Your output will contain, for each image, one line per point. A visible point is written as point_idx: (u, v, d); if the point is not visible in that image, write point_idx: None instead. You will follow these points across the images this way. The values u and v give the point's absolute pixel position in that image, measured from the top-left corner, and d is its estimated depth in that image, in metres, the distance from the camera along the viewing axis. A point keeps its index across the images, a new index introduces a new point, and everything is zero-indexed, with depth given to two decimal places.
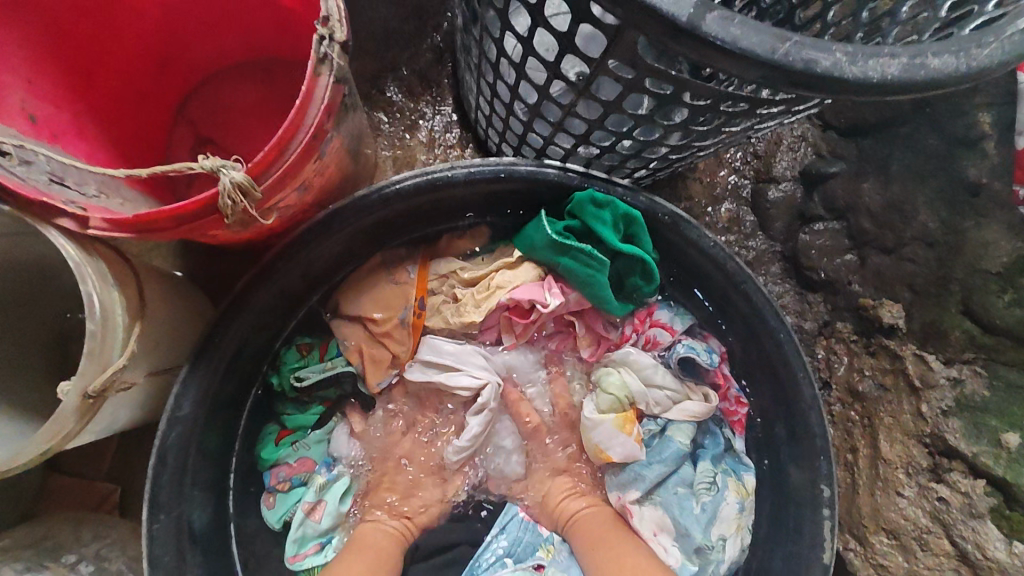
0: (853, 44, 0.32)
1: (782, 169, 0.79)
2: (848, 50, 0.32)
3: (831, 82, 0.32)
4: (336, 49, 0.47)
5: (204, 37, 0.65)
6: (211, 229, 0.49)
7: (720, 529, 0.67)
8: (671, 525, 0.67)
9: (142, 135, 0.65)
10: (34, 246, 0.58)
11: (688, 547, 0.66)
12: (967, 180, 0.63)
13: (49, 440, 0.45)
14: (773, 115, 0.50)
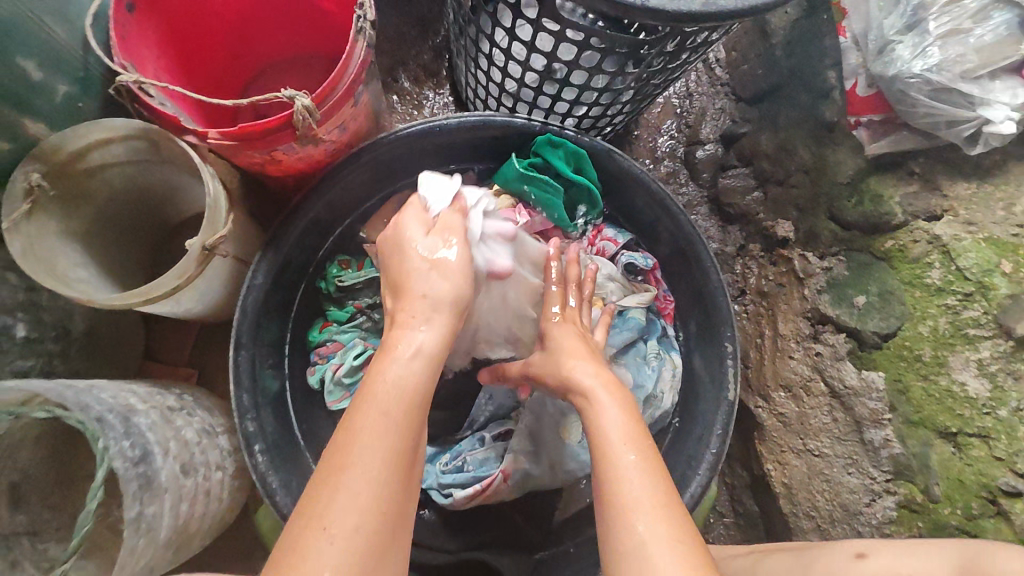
0: None
1: (707, 134, 1.01)
2: None
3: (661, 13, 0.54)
4: (367, 24, 0.68)
5: (264, 40, 0.86)
6: (279, 147, 0.71)
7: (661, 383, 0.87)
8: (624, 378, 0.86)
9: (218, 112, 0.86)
10: (151, 177, 0.78)
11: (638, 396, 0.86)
12: (824, 120, 0.83)
13: (175, 278, 0.66)
14: (662, 57, 0.71)
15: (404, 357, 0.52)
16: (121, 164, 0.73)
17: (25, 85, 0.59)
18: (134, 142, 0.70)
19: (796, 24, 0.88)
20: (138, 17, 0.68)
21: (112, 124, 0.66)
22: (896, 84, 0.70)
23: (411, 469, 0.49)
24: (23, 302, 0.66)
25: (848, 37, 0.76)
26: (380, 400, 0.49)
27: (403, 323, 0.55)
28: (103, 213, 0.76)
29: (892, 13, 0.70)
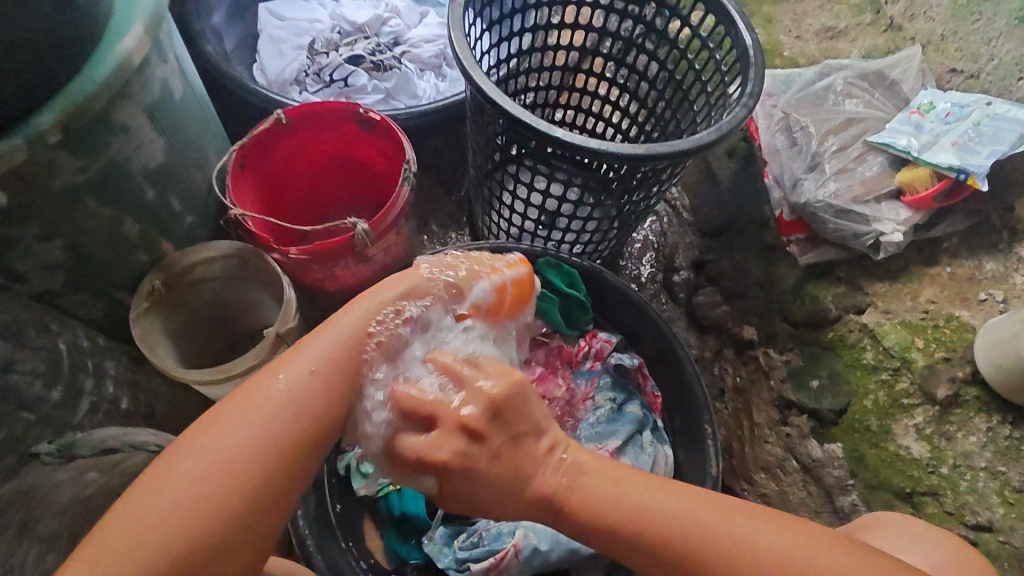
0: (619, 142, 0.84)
1: (680, 262, 1.19)
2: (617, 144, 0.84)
3: (614, 155, 0.84)
4: (412, 172, 0.93)
5: (328, 192, 1.12)
6: (338, 263, 0.94)
7: (656, 469, 0.95)
8: (621, 463, 0.96)
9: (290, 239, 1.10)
10: (235, 294, 0.98)
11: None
12: (767, 242, 1.06)
13: (254, 357, 0.84)
14: (625, 188, 0.98)
15: (351, 322, 0.60)
16: (214, 280, 0.94)
17: (168, 213, 0.83)
18: (230, 262, 0.92)
19: (737, 175, 1.14)
20: (245, 169, 0.95)
21: (216, 245, 0.89)
22: (811, 209, 0.93)
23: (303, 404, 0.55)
24: (127, 380, 0.83)
25: (770, 178, 1.00)
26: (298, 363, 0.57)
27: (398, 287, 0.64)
28: (193, 321, 0.97)
29: (798, 160, 0.97)
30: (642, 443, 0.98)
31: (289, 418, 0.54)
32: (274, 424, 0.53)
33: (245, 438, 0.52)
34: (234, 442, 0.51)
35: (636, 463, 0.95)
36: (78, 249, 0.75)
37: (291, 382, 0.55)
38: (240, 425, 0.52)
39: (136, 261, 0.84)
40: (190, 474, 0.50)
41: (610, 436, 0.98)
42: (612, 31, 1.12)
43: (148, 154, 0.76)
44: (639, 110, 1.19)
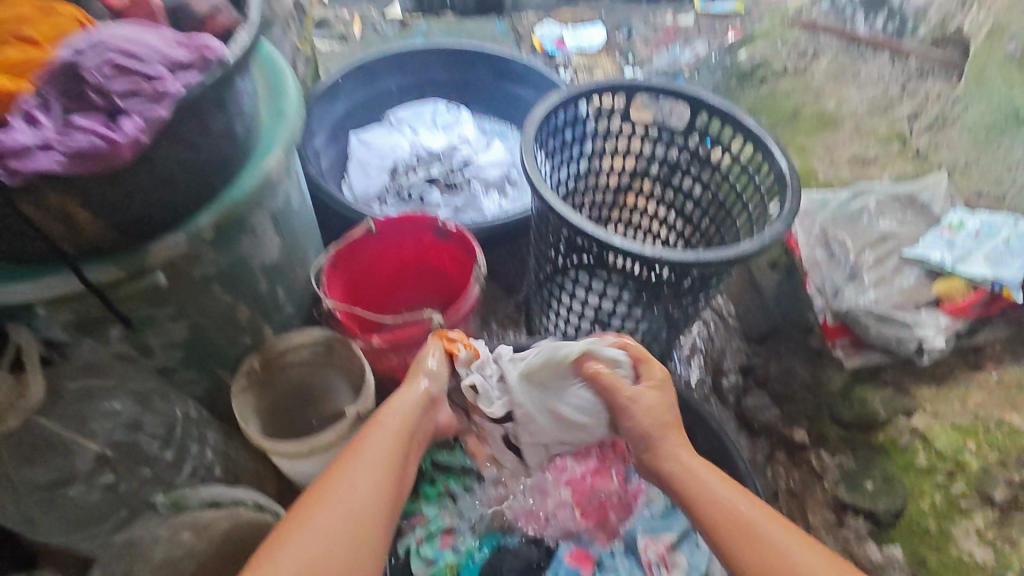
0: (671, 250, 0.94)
1: (729, 365, 1.23)
2: (670, 252, 0.94)
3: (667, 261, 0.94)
4: (483, 273, 1.05)
5: (402, 292, 1.24)
6: (412, 352, 1.04)
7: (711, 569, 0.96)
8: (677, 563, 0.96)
9: None
10: (316, 379, 1.08)
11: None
12: (813, 347, 1.12)
13: (333, 435, 0.92)
14: (677, 293, 1.06)
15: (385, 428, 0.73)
16: (302, 364, 1.05)
17: (273, 302, 0.96)
18: (317, 347, 1.03)
19: (780, 285, 1.21)
20: (337, 267, 1.09)
21: (310, 333, 1.02)
22: (853, 315, 0.99)
23: (370, 502, 0.65)
24: (221, 451, 0.92)
25: (813, 287, 1.06)
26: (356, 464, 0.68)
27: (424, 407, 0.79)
28: (276, 400, 1.06)
29: (839, 271, 1.04)
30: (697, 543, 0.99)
31: (389, 483, 0.68)
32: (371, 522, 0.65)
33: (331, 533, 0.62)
34: (340, 504, 0.64)
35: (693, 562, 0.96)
36: (201, 330, 0.88)
37: (364, 483, 0.66)
38: (340, 519, 0.63)
39: (242, 343, 0.95)
40: (317, 535, 0.61)
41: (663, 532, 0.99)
42: (659, 157, 1.27)
43: (268, 251, 0.90)
44: (685, 225, 1.31)
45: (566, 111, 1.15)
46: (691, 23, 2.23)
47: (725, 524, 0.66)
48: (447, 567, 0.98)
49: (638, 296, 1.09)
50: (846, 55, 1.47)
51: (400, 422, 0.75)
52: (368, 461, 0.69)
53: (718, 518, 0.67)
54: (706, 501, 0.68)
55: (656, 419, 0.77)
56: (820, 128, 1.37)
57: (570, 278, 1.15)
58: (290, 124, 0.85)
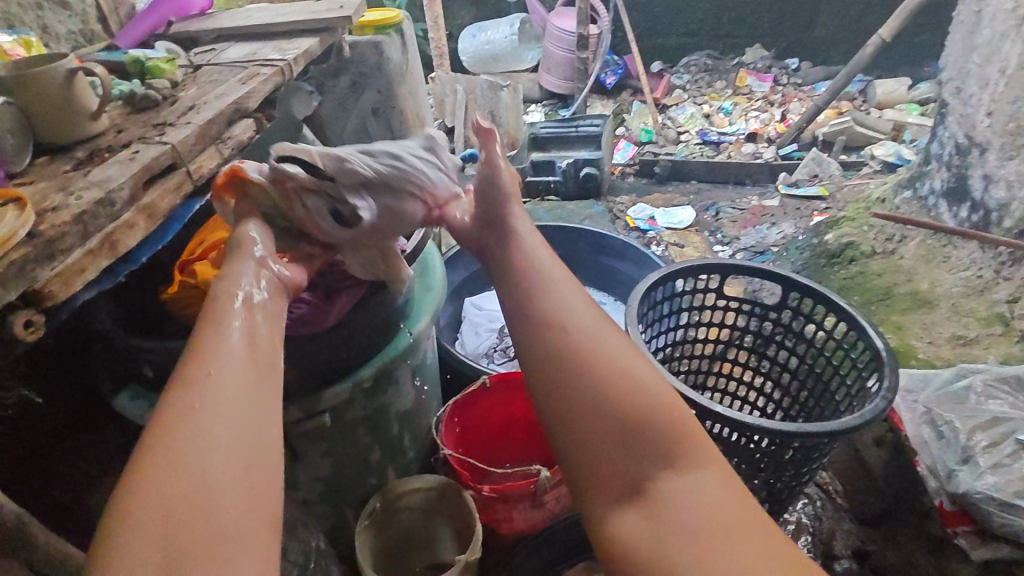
0: (770, 420, 0.99)
1: (840, 549, 1.20)
2: (770, 422, 0.99)
3: (766, 431, 0.98)
4: None
5: (507, 449, 1.34)
6: (516, 505, 1.12)
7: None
8: None
9: None
10: (423, 526, 1.15)
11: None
12: (931, 534, 1.08)
13: None
14: (777, 464, 1.08)
15: (229, 347, 0.60)
16: (413, 509, 1.13)
17: (399, 446, 1.09)
18: (429, 493, 1.12)
19: (890, 464, 1.19)
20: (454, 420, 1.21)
21: (427, 479, 1.12)
22: (972, 500, 0.97)
23: (251, 436, 0.54)
24: None
25: (924, 467, 1.07)
26: (207, 392, 0.55)
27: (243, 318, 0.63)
28: (387, 544, 1.13)
29: (949, 452, 1.03)
30: None
31: (255, 407, 0.56)
32: (260, 457, 0.53)
33: (187, 464, 0.49)
34: (215, 433, 0.52)
35: None
36: (341, 468, 1.00)
37: (228, 411, 0.54)
38: (204, 446, 0.51)
39: (370, 482, 1.08)
40: (206, 465, 0.50)
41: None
42: (753, 330, 1.35)
43: (404, 400, 1.04)
44: (782, 396, 1.34)
45: (667, 286, 1.27)
46: (777, 206, 2.41)
47: (563, 325, 0.69)
48: None
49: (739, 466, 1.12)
50: (932, 238, 1.55)
51: (251, 354, 0.61)
52: (227, 393, 0.55)
53: (553, 314, 0.70)
54: (529, 313, 0.71)
55: (518, 262, 0.78)
56: (915, 309, 1.43)
57: None
58: (434, 297, 1.04)
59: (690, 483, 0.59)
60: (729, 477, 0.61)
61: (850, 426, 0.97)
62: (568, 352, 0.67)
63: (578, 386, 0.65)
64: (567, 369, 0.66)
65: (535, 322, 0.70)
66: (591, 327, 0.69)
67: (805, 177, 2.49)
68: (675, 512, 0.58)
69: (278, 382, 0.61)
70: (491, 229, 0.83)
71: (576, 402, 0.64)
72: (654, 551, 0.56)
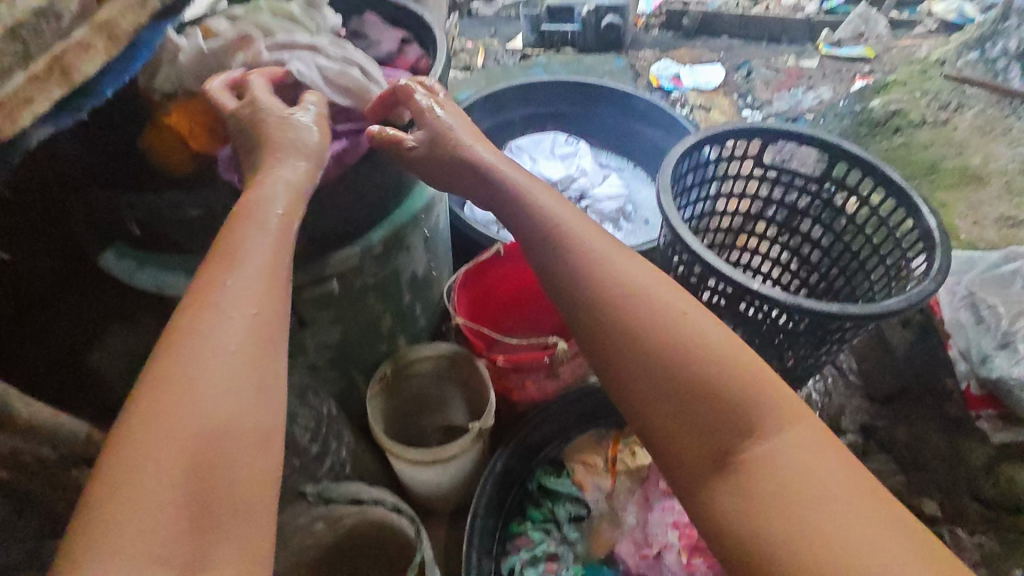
0: (807, 300, 0.92)
1: (848, 425, 1.16)
2: (806, 302, 0.92)
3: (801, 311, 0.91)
4: None
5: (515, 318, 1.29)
6: (530, 376, 1.10)
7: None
8: None
9: None
10: (433, 392, 1.13)
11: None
12: (949, 416, 1.06)
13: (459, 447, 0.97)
14: (804, 345, 1.03)
15: (234, 318, 0.54)
16: (423, 376, 1.11)
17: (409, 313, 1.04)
18: (442, 360, 1.09)
19: (913, 345, 1.15)
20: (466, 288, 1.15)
21: (435, 347, 1.08)
22: (1004, 384, 0.95)
23: (234, 433, 0.49)
24: (353, 450, 1.01)
25: (956, 350, 1.04)
26: (195, 378, 0.50)
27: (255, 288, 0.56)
28: (396, 408, 1.12)
29: (985, 336, 0.99)
30: None
31: (247, 397, 0.51)
32: (245, 445, 0.50)
33: (170, 467, 0.47)
34: (192, 428, 0.48)
35: None
36: (348, 335, 0.95)
37: (210, 393, 0.50)
38: (185, 445, 0.48)
39: (378, 350, 1.04)
40: (172, 464, 0.47)
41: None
42: (788, 203, 1.25)
43: (414, 267, 0.97)
44: (810, 274, 1.28)
45: (701, 152, 1.15)
46: (815, 67, 2.18)
47: (623, 296, 0.63)
48: None
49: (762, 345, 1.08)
50: (993, 108, 1.45)
51: (253, 323, 0.54)
52: (213, 376, 0.51)
53: (616, 292, 0.64)
54: (569, 282, 0.67)
55: (547, 232, 0.70)
56: (964, 186, 1.32)
57: None
58: None
59: (775, 442, 0.55)
60: (819, 428, 0.56)
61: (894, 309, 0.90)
62: (624, 345, 0.62)
63: (651, 392, 0.59)
64: (620, 346, 0.62)
65: (565, 288, 0.68)
66: (669, 307, 0.62)
67: (849, 36, 2.23)
68: (764, 470, 0.54)
69: (279, 355, 0.55)
70: (443, 167, 0.76)
71: (642, 386, 0.60)
72: (746, 526, 0.52)
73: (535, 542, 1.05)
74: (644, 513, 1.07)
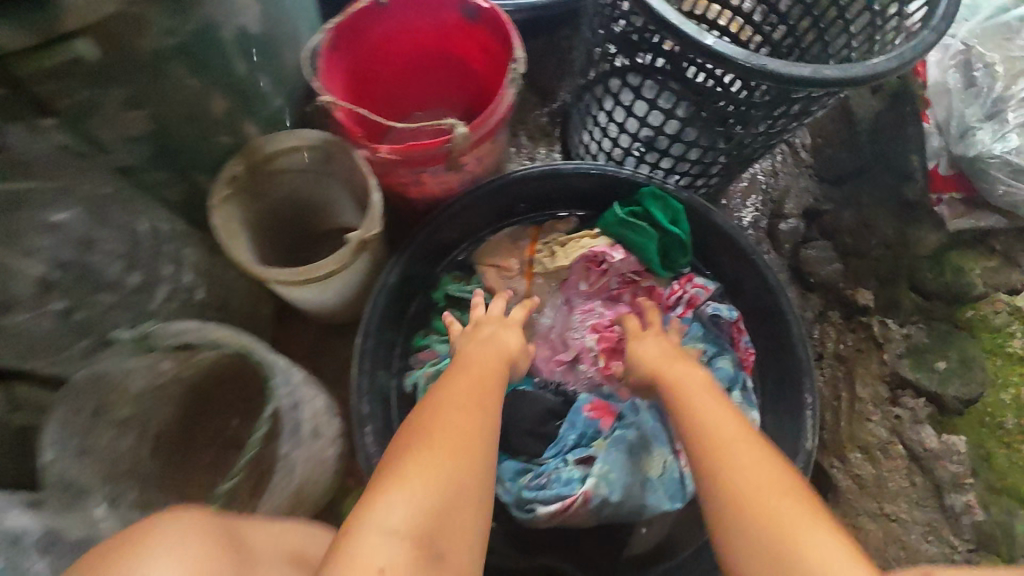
0: (785, 60, 0.66)
1: (790, 209, 1.04)
2: (783, 63, 0.66)
3: (773, 76, 0.66)
4: (520, 74, 0.81)
5: (413, 84, 1.05)
6: (427, 169, 0.84)
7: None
8: None
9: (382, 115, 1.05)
10: (311, 188, 0.92)
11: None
12: (907, 199, 0.93)
13: (335, 263, 0.78)
14: (766, 122, 0.81)
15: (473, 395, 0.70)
16: (293, 172, 0.88)
17: (252, 86, 0.77)
18: (313, 153, 0.85)
19: (880, 116, 0.97)
20: (337, 48, 0.88)
21: (302, 134, 0.83)
22: (978, 164, 0.85)
23: (448, 497, 0.58)
24: (204, 270, 0.81)
25: (931, 123, 0.90)
26: (458, 435, 0.64)
27: (490, 362, 0.78)
28: (267, 214, 0.91)
29: (972, 105, 0.87)
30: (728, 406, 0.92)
31: (466, 455, 0.62)
32: (439, 512, 0.57)
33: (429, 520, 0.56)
34: (422, 483, 0.58)
35: None
36: (161, 122, 0.70)
37: (411, 504, 0.57)
38: (424, 490, 0.58)
39: (219, 143, 0.79)
40: (393, 511, 0.55)
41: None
42: None
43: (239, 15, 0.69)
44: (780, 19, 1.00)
45: None
46: None
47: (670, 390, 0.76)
48: None
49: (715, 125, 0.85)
50: None
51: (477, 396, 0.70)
52: (436, 444, 0.62)
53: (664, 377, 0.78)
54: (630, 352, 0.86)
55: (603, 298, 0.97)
56: None
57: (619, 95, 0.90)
58: None
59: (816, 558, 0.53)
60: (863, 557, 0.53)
61: (894, 70, 0.67)
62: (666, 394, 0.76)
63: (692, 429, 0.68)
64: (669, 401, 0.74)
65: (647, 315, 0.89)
66: (726, 420, 0.67)
67: None
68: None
69: (492, 421, 0.68)
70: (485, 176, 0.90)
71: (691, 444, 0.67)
72: None
73: (441, 356, 0.94)
74: (563, 316, 0.97)
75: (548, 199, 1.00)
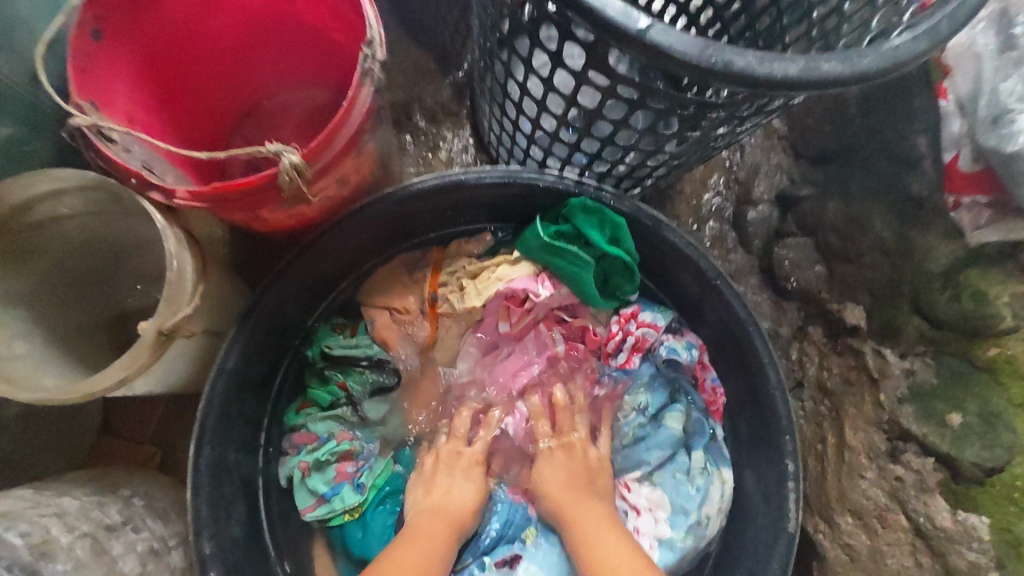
0: (762, 51, 0.42)
1: (760, 192, 0.88)
2: (758, 55, 0.42)
3: (746, 78, 0.42)
4: (377, 65, 0.57)
5: (259, 74, 0.77)
6: (263, 207, 0.61)
7: (710, 506, 0.72)
8: (659, 501, 0.73)
9: (209, 137, 0.77)
10: (113, 231, 0.68)
11: (677, 523, 0.72)
12: (911, 194, 0.70)
13: (125, 369, 0.55)
14: (729, 122, 0.58)
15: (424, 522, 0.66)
16: (72, 217, 0.65)
17: None
18: (91, 193, 0.62)
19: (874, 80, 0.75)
20: (110, 43, 0.60)
21: (61, 174, 0.59)
22: (1016, 164, 0.57)
23: None
24: None
25: (952, 101, 0.64)
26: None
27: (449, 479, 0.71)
28: (56, 277, 0.67)
29: (1012, 75, 0.58)
30: (688, 472, 0.74)
31: None
32: None
33: None
34: None
35: (678, 502, 0.73)
36: None
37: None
38: None
39: None
40: None
41: (636, 458, 0.76)
42: None
43: None
44: None
45: None
46: None
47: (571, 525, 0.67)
48: (345, 513, 0.71)
49: (658, 125, 0.61)
50: None
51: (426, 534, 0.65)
52: None
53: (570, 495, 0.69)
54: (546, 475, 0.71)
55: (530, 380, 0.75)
56: None
57: (521, 84, 0.65)
58: None
59: None
60: None
61: (920, 57, 0.44)
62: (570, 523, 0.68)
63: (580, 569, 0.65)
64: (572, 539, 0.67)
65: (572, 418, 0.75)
66: (620, 551, 0.64)
67: None
68: None
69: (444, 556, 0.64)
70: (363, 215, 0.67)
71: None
72: None
73: (322, 439, 0.73)
74: (481, 364, 0.77)
75: (454, 215, 0.76)
